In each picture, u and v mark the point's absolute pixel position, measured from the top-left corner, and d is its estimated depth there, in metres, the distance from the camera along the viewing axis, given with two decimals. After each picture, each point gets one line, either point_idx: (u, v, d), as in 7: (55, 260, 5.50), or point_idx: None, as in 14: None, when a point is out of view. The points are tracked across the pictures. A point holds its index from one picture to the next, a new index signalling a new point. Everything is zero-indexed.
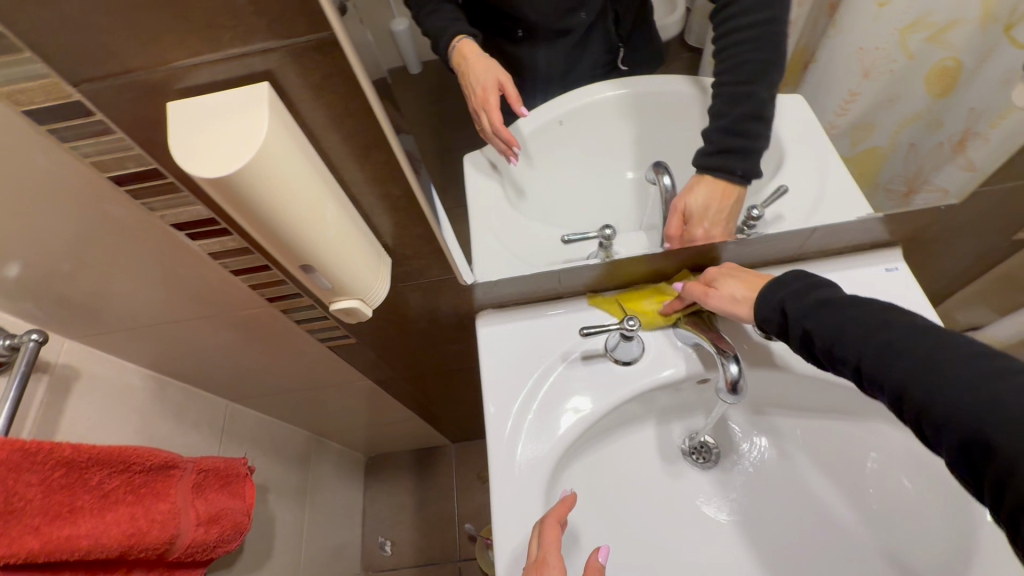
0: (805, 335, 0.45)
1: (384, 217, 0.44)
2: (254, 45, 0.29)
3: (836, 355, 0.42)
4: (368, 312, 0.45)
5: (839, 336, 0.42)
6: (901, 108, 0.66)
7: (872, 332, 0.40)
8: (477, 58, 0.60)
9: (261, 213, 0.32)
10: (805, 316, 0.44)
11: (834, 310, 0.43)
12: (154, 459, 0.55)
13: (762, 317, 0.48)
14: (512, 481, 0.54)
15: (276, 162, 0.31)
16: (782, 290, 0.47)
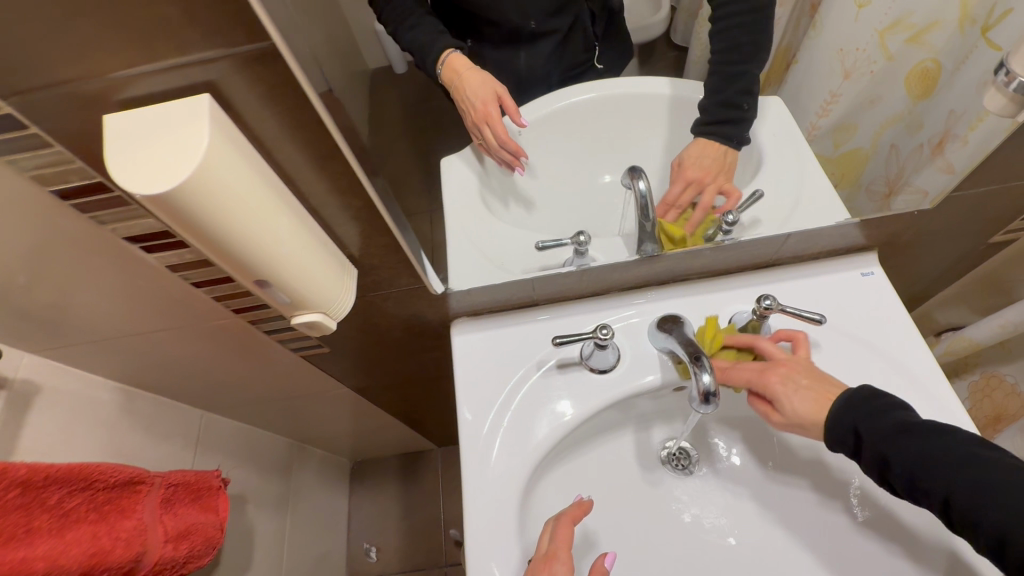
0: (880, 463, 0.43)
1: (347, 227, 0.43)
2: (192, 55, 0.28)
3: (920, 490, 0.42)
4: (333, 325, 0.44)
5: (925, 470, 0.41)
6: (881, 110, 0.66)
7: (964, 475, 0.40)
8: (468, 72, 0.63)
9: (207, 228, 0.31)
10: (884, 445, 0.43)
11: (916, 442, 0.42)
12: (118, 475, 0.54)
13: (834, 437, 0.46)
14: (486, 494, 0.53)
15: (219, 176, 0.30)
16: (854, 408, 0.45)
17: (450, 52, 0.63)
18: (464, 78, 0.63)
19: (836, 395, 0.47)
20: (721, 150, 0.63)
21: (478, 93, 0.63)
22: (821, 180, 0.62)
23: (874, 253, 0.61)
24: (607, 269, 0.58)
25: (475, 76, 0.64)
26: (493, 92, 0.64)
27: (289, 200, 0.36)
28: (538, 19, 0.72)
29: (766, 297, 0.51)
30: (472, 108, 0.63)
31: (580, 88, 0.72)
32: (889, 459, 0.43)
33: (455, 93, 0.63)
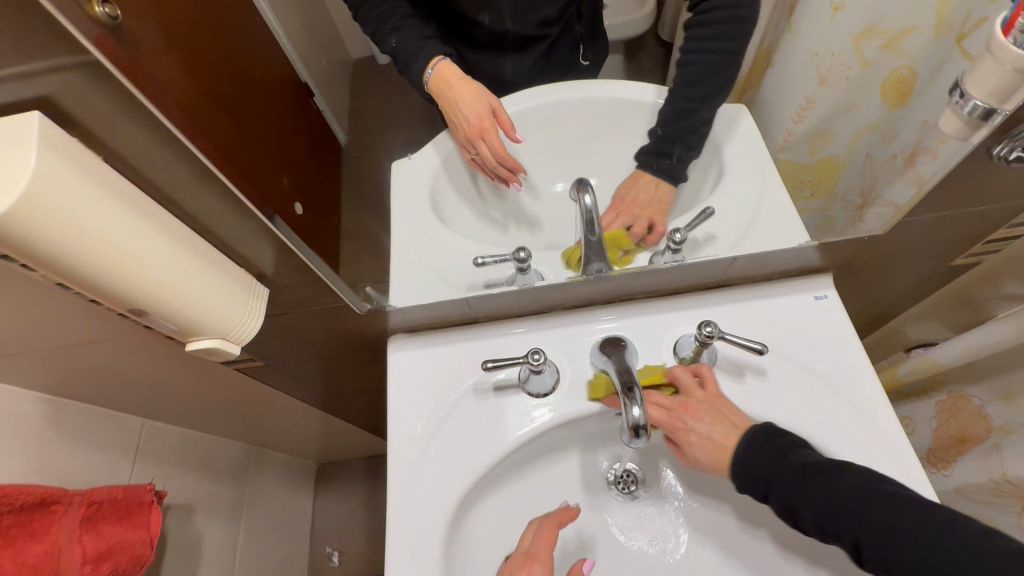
0: (787, 507, 0.44)
1: (250, 247, 0.40)
2: (12, 69, 0.25)
3: (828, 530, 0.42)
4: (236, 349, 0.41)
5: (827, 511, 0.42)
6: (859, 117, 0.63)
7: (865, 512, 0.41)
8: (464, 86, 0.66)
9: (49, 259, 0.28)
10: (790, 488, 0.44)
11: (819, 484, 0.43)
12: (25, 497, 0.52)
13: (745, 485, 0.47)
14: (409, 523, 0.50)
15: (55, 204, 0.27)
16: (755, 453, 0.47)
17: (440, 62, 0.68)
18: (457, 91, 0.66)
19: (737, 438, 0.48)
20: (656, 183, 0.65)
21: (472, 109, 0.65)
22: (781, 196, 0.59)
23: (832, 273, 0.58)
24: (549, 289, 0.55)
25: (471, 90, 0.66)
26: (488, 106, 0.65)
27: (166, 221, 0.33)
28: (526, 27, 0.73)
29: (707, 324, 0.49)
30: (465, 122, 0.64)
31: (538, 93, 0.68)
32: (796, 503, 0.44)
33: (450, 104, 0.66)
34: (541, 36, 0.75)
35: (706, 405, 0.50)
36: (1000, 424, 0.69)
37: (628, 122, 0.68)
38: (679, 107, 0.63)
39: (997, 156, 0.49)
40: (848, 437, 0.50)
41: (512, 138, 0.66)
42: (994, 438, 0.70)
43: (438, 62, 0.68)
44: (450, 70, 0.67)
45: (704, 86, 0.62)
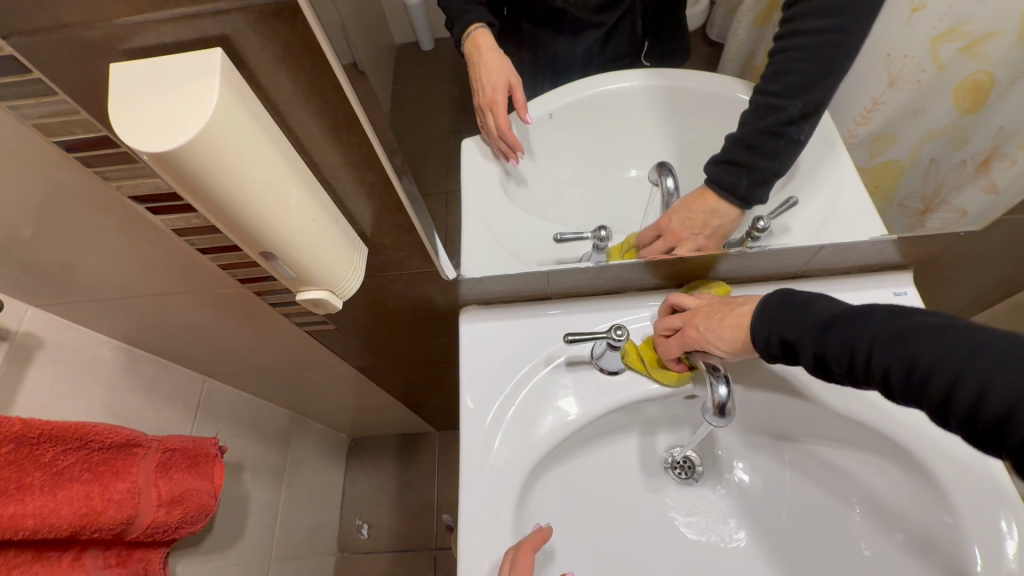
0: (816, 363, 0.41)
1: (360, 204, 0.42)
2: (204, 5, 0.27)
3: (860, 366, 0.38)
4: (340, 303, 0.43)
5: (853, 351, 0.38)
6: (927, 121, 0.62)
7: (890, 345, 0.36)
8: (490, 53, 0.64)
9: (212, 192, 0.29)
10: (813, 341, 0.40)
11: (839, 327, 0.39)
12: (114, 438, 0.53)
13: (765, 348, 0.45)
14: (481, 487, 0.52)
15: (229, 139, 0.28)
16: (779, 313, 0.44)
17: (479, 27, 0.64)
18: (483, 56, 0.63)
19: (752, 311, 0.46)
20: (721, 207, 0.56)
21: (491, 79, 0.63)
22: (859, 191, 0.59)
23: (910, 271, 0.58)
24: (625, 268, 0.56)
25: (496, 61, 0.64)
26: (507, 79, 0.64)
27: (303, 169, 0.35)
28: (584, 11, 0.71)
29: None
30: (480, 91, 0.63)
31: (612, 77, 0.68)
32: (821, 352, 0.40)
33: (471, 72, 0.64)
34: (598, 24, 0.73)
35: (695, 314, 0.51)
36: None
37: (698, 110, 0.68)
38: (760, 104, 0.54)
39: None
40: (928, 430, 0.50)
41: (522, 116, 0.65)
42: None
43: (477, 27, 0.64)
44: (483, 36, 0.64)
45: (789, 77, 0.51)
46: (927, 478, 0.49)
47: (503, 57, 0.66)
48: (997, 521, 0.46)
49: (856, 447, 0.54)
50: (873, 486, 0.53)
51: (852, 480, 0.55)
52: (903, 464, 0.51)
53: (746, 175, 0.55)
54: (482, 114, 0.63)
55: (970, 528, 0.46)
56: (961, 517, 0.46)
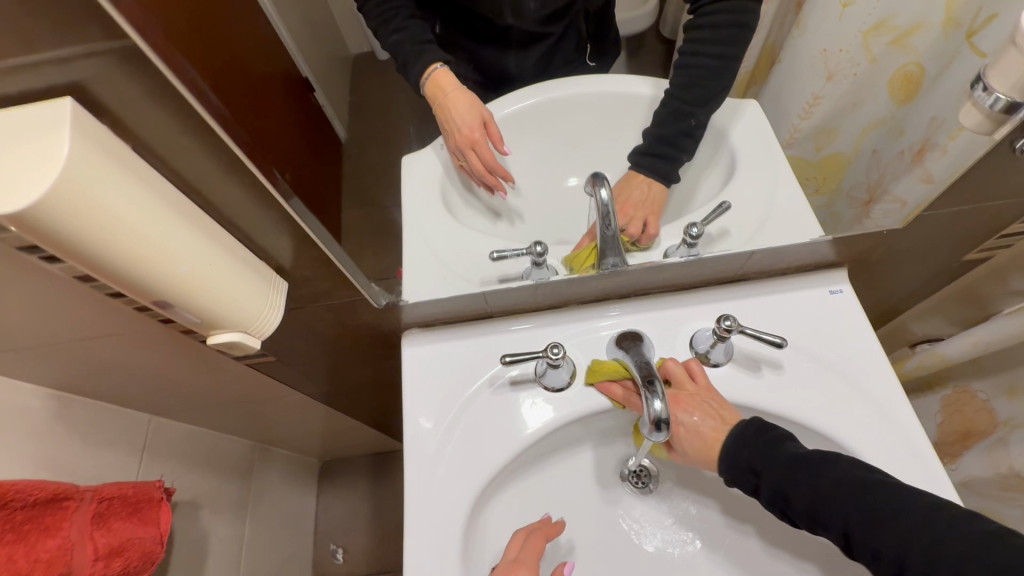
0: (782, 501, 0.44)
1: (269, 240, 0.40)
2: (46, 53, 0.25)
3: (824, 519, 0.42)
4: (257, 343, 0.41)
5: (818, 500, 0.43)
6: (866, 113, 0.61)
7: (857, 500, 0.41)
8: (457, 92, 0.65)
9: (79, 248, 0.28)
10: (782, 479, 0.44)
11: (806, 474, 0.43)
12: (38, 493, 0.51)
13: (734, 476, 0.47)
14: (426, 518, 0.50)
15: (87, 191, 0.26)
16: (745, 445, 0.47)
17: (438, 69, 0.66)
18: (450, 94, 0.65)
19: (727, 433, 0.49)
20: (649, 183, 0.64)
21: (463, 118, 0.64)
22: (793, 189, 0.59)
23: (845, 268, 0.59)
24: (565, 284, 0.56)
25: (462, 96, 0.65)
26: (477, 112, 0.64)
27: (192, 210, 0.33)
28: (531, 25, 0.72)
29: (727, 317, 0.49)
30: (456, 130, 0.64)
31: (551, 87, 0.68)
32: (790, 494, 0.44)
33: (440, 113, 0.65)
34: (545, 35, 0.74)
35: (697, 399, 0.51)
36: (1006, 419, 0.70)
37: (641, 111, 0.68)
38: (674, 108, 0.62)
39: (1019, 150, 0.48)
40: (866, 431, 0.50)
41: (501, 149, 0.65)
42: (999, 433, 0.71)
43: (435, 68, 0.66)
44: (445, 75, 0.66)
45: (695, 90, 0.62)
46: None
47: (469, 91, 0.67)
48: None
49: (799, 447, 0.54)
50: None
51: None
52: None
53: (665, 165, 0.63)
54: (461, 152, 0.64)
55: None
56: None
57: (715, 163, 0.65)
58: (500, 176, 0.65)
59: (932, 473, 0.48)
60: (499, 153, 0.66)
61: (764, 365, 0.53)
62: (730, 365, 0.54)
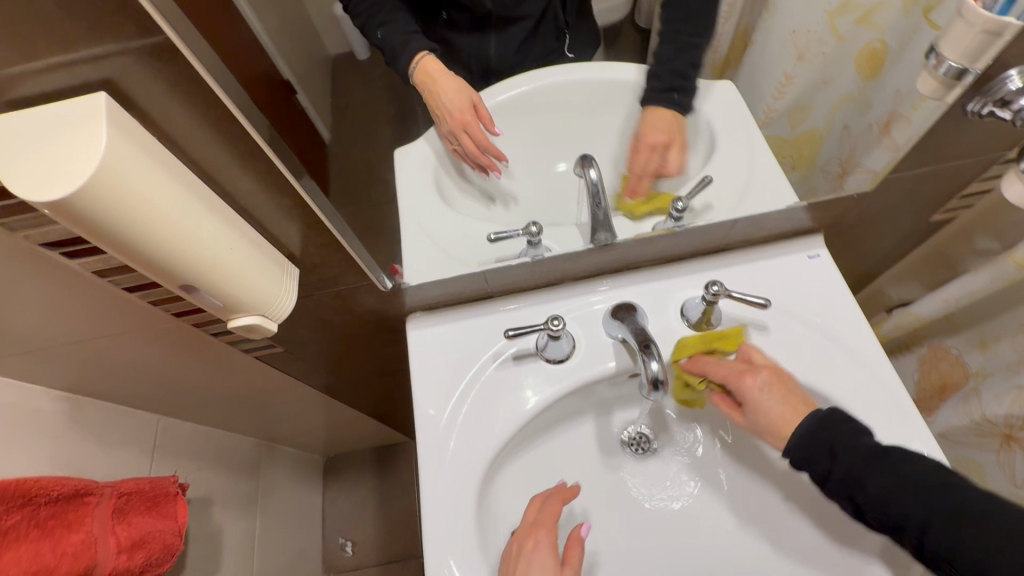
0: (859, 485, 0.43)
1: (281, 226, 0.42)
2: (80, 52, 0.27)
3: (898, 512, 0.42)
4: (275, 326, 0.43)
5: (904, 494, 0.42)
6: (835, 90, 0.66)
7: (936, 499, 0.41)
8: (445, 78, 0.68)
9: (115, 234, 0.30)
10: (863, 465, 0.44)
11: (888, 465, 0.43)
12: (60, 489, 0.53)
13: (804, 456, 0.46)
14: (442, 488, 0.53)
15: (123, 179, 0.28)
16: (820, 430, 0.46)
17: (424, 56, 0.68)
18: (439, 79, 0.68)
19: (802, 416, 0.48)
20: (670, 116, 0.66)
21: (454, 102, 0.68)
22: (769, 162, 0.62)
23: (821, 233, 0.62)
24: (560, 260, 0.58)
25: (452, 81, 0.69)
26: (467, 95, 0.68)
27: (211, 197, 0.35)
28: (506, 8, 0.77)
29: (714, 283, 0.52)
30: (448, 115, 0.67)
31: (533, 77, 0.71)
32: (871, 481, 0.43)
33: (430, 99, 0.68)
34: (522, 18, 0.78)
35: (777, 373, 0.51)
36: (977, 370, 0.74)
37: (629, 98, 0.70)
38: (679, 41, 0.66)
39: (970, 112, 0.51)
40: (849, 384, 0.53)
41: (492, 129, 0.69)
42: (972, 383, 0.75)
43: (422, 56, 0.68)
44: (434, 62, 0.69)
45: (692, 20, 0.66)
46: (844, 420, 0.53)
47: (455, 76, 0.70)
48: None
49: None
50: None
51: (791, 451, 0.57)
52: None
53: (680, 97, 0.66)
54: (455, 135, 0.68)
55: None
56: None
57: (696, 142, 0.68)
58: (493, 155, 0.70)
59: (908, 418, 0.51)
60: (492, 133, 0.70)
61: (747, 324, 0.57)
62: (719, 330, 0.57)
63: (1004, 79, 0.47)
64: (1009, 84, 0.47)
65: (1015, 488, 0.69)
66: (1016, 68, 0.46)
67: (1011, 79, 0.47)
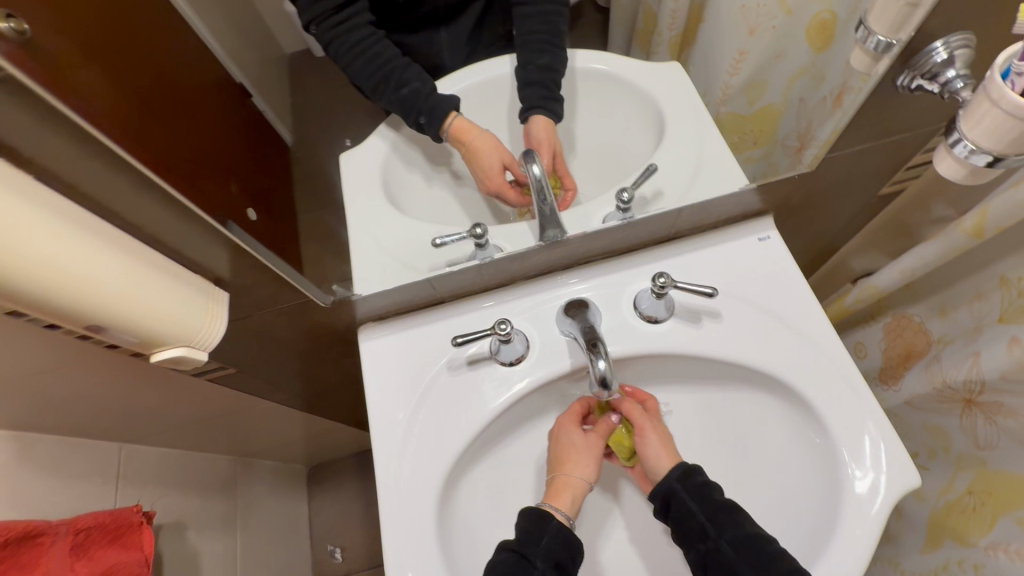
0: (699, 537, 0.48)
1: (199, 250, 0.41)
2: None
3: (733, 560, 0.46)
4: (203, 355, 0.43)
5: (730, 556, 0.46)
6: (789, 64, 0.63)
7: (764, 556, 0.45)
8: (480, 140, 0.65)
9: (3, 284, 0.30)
10: (707, 521, 0.48)
11: (739, 519, 0.48)
12: (8, 533, 0.51)
13: (669, 493, 0.51)
14: (402, 501, 0.52)
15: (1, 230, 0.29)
16: (683, 482, 0.51)
17: (457, 119, 0.65)
18: (473, 145, 0.65)
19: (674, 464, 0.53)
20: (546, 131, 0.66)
21: (488, 168, 0.65)
22: (719, 144, 0.61)
23: (771, 215, 0.62)
24: (509, 260, 0.57)
25: (486, 144, 0.64)
26: (504, 160, 0.64)
27: (103, 228, 0.35)
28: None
29: (661, 275, 0.52)
30: (485, 181, 0.66)
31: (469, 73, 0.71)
32: (710, 536, 0.48)
33: (470, 162, 0.66)
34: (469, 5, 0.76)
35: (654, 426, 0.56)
36: (938, 337, 0.74)
37: (511, 88, 0.72)
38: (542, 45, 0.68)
39: (901, 87, 0.50)
40: (805, 367, 0.53)
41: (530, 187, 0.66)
42: (933, 351, 0.75)
43: (454, 119, 0.65)
44: (463, 124, 0.65)
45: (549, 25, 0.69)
46: (803, 405, 0.52)
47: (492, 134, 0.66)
48: (878, 499, 0.47)
49: (745, 387, 0.57)
50: (767, 445, 0.56)
51: (752, 443, 0.56)
52: (792, 410, 0.54)
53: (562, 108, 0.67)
54: (495, 199, 0.67)
55: (849, 516, 0.47)
56: (848, 512, 0.47)
57: (645, 126, 0.67)
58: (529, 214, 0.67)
59: (864, 403, 0.51)
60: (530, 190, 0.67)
61: (699, 311, 0.57)
62: (672, 320, 0.57)
63: (930, 50, 0.46)
64: (935, 55, 0.46)
65: (978, 450, 0.70)
66: (941, 39, 0.45)
67: (938, 51, 0.46)
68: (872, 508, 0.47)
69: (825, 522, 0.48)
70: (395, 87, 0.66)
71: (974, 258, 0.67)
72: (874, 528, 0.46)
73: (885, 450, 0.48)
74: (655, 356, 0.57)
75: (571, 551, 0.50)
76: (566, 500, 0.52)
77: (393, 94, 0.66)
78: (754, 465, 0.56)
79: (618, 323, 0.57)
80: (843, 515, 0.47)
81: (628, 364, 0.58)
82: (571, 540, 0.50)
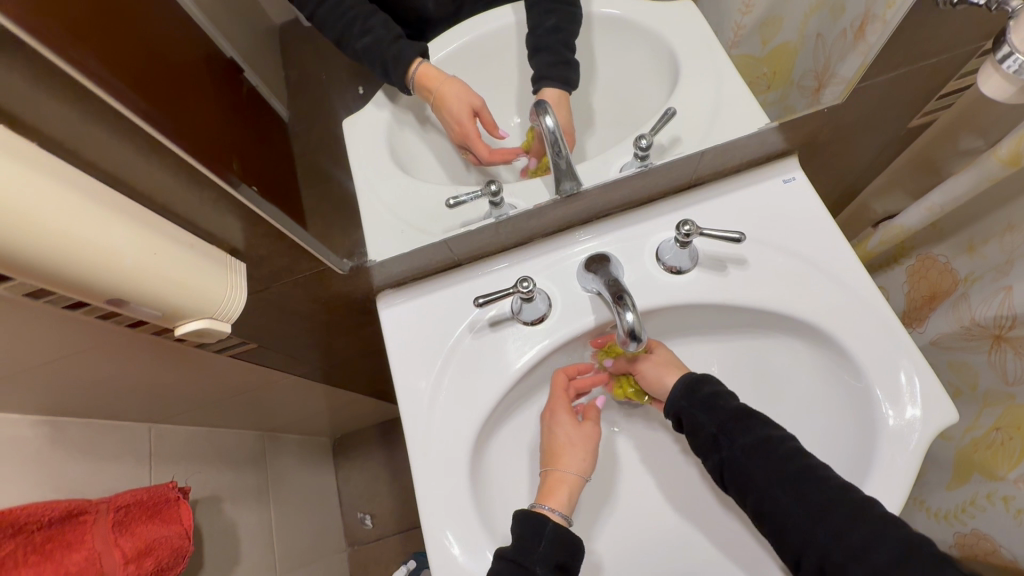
0: (713, 447, 0.49)
1: (211, 217, 0.41)
2: None
3: (743, 462, 0.47)
4: (227, 326, 0.44)
5: (744, 461, 0.47)
6: None
7: (764, 457, 0.47)
8: (445, 83, 0.63)
9: (29, 260, 0.30)
10: (719, 431, 0.49)
11: (747, 420, 0.49)
12: (51, 513, 0.52)
13: (677, 408, 0.52)
14: (433, 463, 0.52)
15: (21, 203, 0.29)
16: (688, 397, 0.52)
17: (420, 66, 0.63)
18: (439, 92, 0.63)
19: (677, 381, 0.54)
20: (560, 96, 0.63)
21: (454, 111, 0.63)
22: (739, 88, 0.58)
23: (794, 156, 0.59)
24: (524, 217, 0.55)
25: (452, 92, 0.63)
26: (472, 106, 0.63)
27: (111, 200, 0.34)
28: None
29: (686, 223, 0.50)
30: (452, 126, 0.64)
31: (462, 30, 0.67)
32: (724, 445, 0.49)
33: (437, 108, 0.65)
34: None
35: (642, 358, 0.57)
36: (966, 275, 0.72)
37: (517, 43, 0.69)
38: None
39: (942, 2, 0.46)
40: (838, 308, 0.52)
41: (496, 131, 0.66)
42: (960, 289, 0.72)
43: (416, 67, 0.63)
44: (429, 71, 0.63)
45: None
46: (835, 346, 0.51)
47: (456, 77, 0.64)
48: (915, 432, 0.47)
49: (774, 331, 0.56)
50: (799, 387, 0.55)
51: (781, 386, 0.56)
52: (822, 352, 0.53)
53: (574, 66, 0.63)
54: (465, 148, 0.66)
55: (886, 450, 0.47)
56: (886, 445, 0.47)
57: (660, 70, 0.64)
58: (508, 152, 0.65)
59: (899, 341, 0.50)
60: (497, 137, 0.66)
61: (716, 254, 0.55)
62: (696, 270, 0.55)
63: None
64: None
65: (1007, 386, 0.68)
66: None
67: None
68: (907, 442, 0.47)
69: (861, 457, 0.48)
70: (376, 45, 0.64)
71: (1004, 190, 0.64)
72: (910, 461, 0.46)
73: (920, 386, 0.48)
74: (679, 310, 0.56)
75: (571, 549, 0.49)
76: (560, 499, 0.52)
77: (361, 50, 0.65)
78: (783, 408, 0.56)
79: (640, 274, 0.56)
80: (879, 452, 0.47)
81: (650, 318, 0.57)
82: (567, 539, 0.49)
